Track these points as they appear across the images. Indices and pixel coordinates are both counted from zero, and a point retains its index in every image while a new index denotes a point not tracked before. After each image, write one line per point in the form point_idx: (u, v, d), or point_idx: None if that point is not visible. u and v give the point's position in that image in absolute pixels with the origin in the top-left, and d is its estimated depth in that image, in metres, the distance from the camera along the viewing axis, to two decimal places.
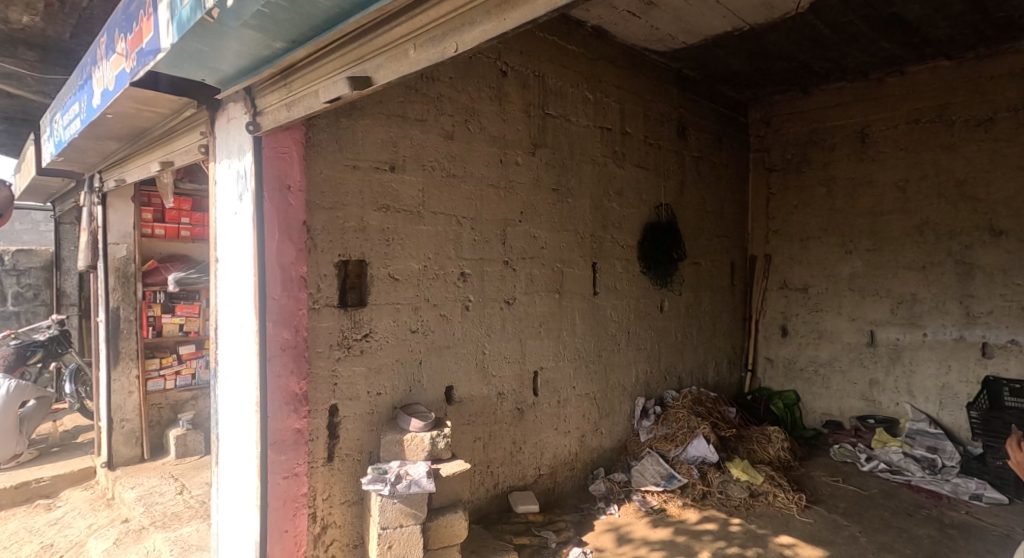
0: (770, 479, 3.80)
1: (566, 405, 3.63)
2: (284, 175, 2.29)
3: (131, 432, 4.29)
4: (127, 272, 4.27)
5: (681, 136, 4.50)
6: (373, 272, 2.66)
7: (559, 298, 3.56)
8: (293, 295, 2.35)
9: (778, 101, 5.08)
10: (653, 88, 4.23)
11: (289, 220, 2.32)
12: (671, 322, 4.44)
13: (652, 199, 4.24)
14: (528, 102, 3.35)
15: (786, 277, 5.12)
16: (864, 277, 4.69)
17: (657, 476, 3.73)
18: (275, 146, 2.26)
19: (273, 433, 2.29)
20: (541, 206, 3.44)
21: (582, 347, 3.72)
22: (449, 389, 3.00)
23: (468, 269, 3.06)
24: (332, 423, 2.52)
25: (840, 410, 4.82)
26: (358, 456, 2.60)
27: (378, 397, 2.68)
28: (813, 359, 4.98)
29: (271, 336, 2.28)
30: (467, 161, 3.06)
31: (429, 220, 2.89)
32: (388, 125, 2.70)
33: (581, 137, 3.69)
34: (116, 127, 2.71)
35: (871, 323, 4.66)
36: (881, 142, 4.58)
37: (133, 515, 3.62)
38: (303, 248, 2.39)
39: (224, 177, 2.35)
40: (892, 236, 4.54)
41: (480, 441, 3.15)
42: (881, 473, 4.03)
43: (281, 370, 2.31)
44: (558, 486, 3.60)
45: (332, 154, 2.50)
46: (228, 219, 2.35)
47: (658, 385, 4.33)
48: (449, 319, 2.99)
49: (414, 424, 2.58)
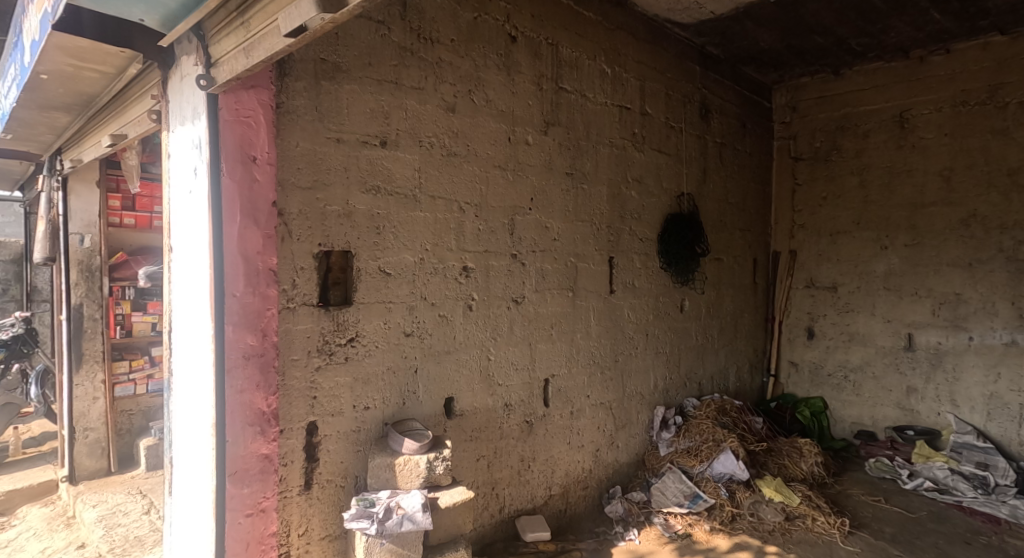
0: (807, 500, 3.40)
1: (580, 417, 3.24)
2: (248, 145, 1.89)
3: (96, 442, 3.88)
4: (91, 266, 3.86)
5: (704, 119, 4.10)
6: (360, 265, 2.25)
7: (572, 297, 3.16)
8: (260, 292, 1.95)
9: (806, 84, 4.68)
10: (675, 65, 3.82)
11: (255, 200, 1.92)
12: (691, 323, 4.04)
13: (673, 187, 3.84)
14: (540, 74, 2.95)
15: (812, 275, 4.73)
16: (901, 275, 4.30)
17: (679, 496, 3.36)
18: (236, 108, 1.85)
19: (234, 461, 1.88)
20: (554, 193, 3.04)
21: (598, 352, 3.32)
22: (448, 401, 2.60)
23: (471, 262, 2.66)
24: (310, 444, 2.12)
25: (873, 420, 4.43)
26: (341, 481, 2.20)
27: (365, 412, 2.28)
28: (842, 364, 4.59)
29: (231, 342, 1.87)
30: (470, 137, 2.65)
31: (426, 205, 2.48)
32: (379, 91, 2.29)
33: (598, 116, 3.29)
34: (57, 93, 2.30)
35: (908, 325, 4.27)
36: (922, 127, 4.19)
37: (91, 538, 3.22)
38: (273, 234, 1.98)
39: (178, 148, 1.94)
40: (934, 231, 4.15)
41: (484, 460, 2.75)
42: (927, 492, 3.64)
43: (244, 384, 1.90)
44: (571, 507, 3.21)
45: (311, 124, 2.09)
46: (181, 198, 1.94)
47: (677, 392, 3.94)
48: (450, 321, 2.59)
49: (407, 445, 2.18)
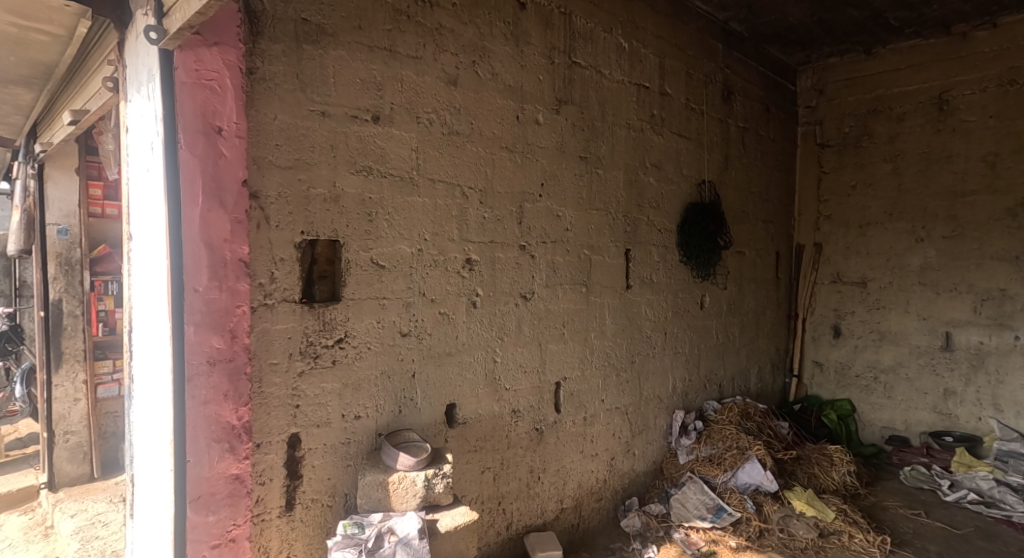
0: (842, 514, 3.12)
1: (594, 423, 2.97)
2: (211, 113, 1.64)
3: (78, 446, 3.64)
4: (71, 259, 3.62)
5: (727, 101, 3.80)
6: (350, 257, 1.99)
7: (585, 293, 2.88)
8: (227, 288, 1.68)
9: (834, 65, 4.38)
10: (696, 42, 3.53)
11: (220, 179, 1.66)
12: (712, 321, 3.76)
13: (694, 174, 3.55)
14: (552, 47, 2.67)
15: (840, 269, 4.43)
16: (938, 269, 4.00)
17: (701, 509, 3.09)
18: (194, 70, 1.60)
19: (196, 484, 1.64)
20: (567, 178, 2.76)
21: (613, 353, 3.05)
22: (449, 408, 2.33)
23: (474, 254, 2.39)
24: (292, 460, 1.86)
25: (906, 425, 4.15)
26: (328, 501, 1.95)
27: (356, 422, 2.02)
28: (872, 365, 4.30)
29: (192, 345, 1.61)
30: (474, 115, 2.38)
31: (425, 189, 2.20)
32: (370, 59, 2.02)
33: (614, 94, 3.00)
34: (8, 63, 2.06)
35: (946, 323, 3.98)
36: (964, 109, 3.89)
37: (65, 553, 2.97)
38: (244, 219, 1.71)
39: (134, 120, 1.69)
40: (977, 221, 3.85)
41: (490, 473, 2.49)
42: (971, 505, 3.36)
43: (208, 393, 1.65)
44: (583, 521, 2.94)
45: (292, 94, 1.83)
46: (138, 178, 1.69)
47: (697, 394, 3.67)
48: (452, 320, 2.32)
49: (403, 461, 1.92)
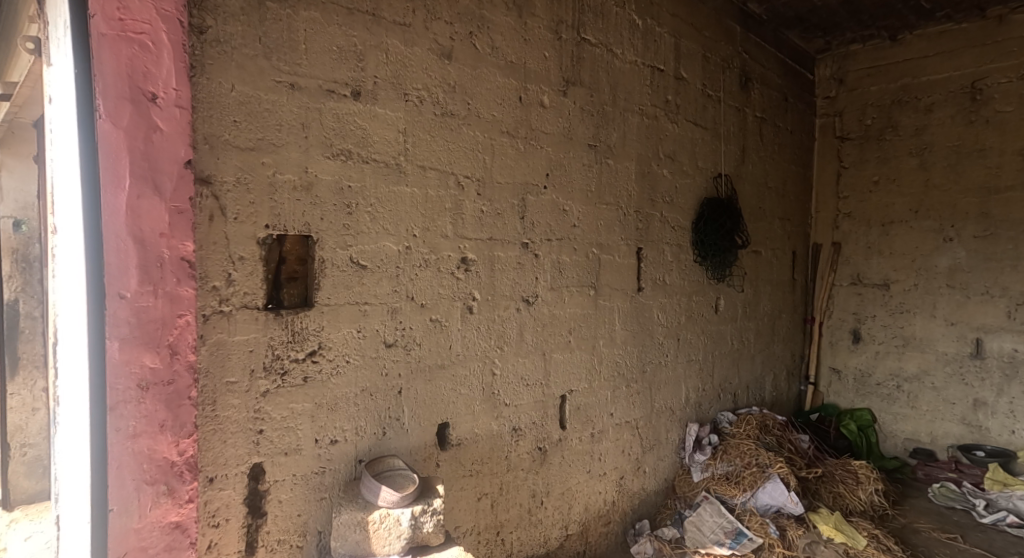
0: (874, 540, 2.85)
1: (602, 439, 2.68)
2: (142, 76, 1.34)
3: (37, 460, 3.33)
4: (29, 255, 3.39)
5: (744, 89, 3.51)
6: (324, 255, 1.69)
7: (594, 296, 2.59)
8: (165, 294, 1.39)
9: (856, 52, 4.11)
10: (713, 23, 3.24)
11: (154, 159, 1.36)
12: (727, 326, 3.47)
13: (710, 166, 3.26)
14: (559, 20, 2.38)
15: (860, 270, 4.15)
16: (968, 271, 3.73)
17: (719, 533, 2.81)
18: (119, 23, 1.31)
19: (121, 537, 1.34)
20: (574, 167, 2.47)
21: (623, 362, 2.77)
22: (442, 427, 2.04)
23: (470, 253, 2.09)
24: (255, 495, 1.58)
25: (932, 437, 3.88)
26: (298, 541, 1.66)
27: (331, 448, 1.73)
28: (894, 372, 4.03)
29: (117, 367, 1.32)
30: (472, 94, 2.08)
31: (414, 178, 1.91)
32: (350, 25, 1.72)
33: (626, 76, 2.71)
34: None
35: (976, 329, 3.71)
36: (999, 99, 3.62)
37: None
38: (187, 208, 1.42)
39: (53, 85, 1.39)
40: (1012, 220, 3.58)
41: (487, 500, 2.20)
42: (1011, 528, 3.09)
43: (139, 424, 1.35)
44: (590, 548, 2.66)
45: (253, 61, 1.53)
46: (58, 157, 1.39)
47: (711, 405, 3.39)
48: (444, 327, 2.02)
49: (385, 496, 1.62)
